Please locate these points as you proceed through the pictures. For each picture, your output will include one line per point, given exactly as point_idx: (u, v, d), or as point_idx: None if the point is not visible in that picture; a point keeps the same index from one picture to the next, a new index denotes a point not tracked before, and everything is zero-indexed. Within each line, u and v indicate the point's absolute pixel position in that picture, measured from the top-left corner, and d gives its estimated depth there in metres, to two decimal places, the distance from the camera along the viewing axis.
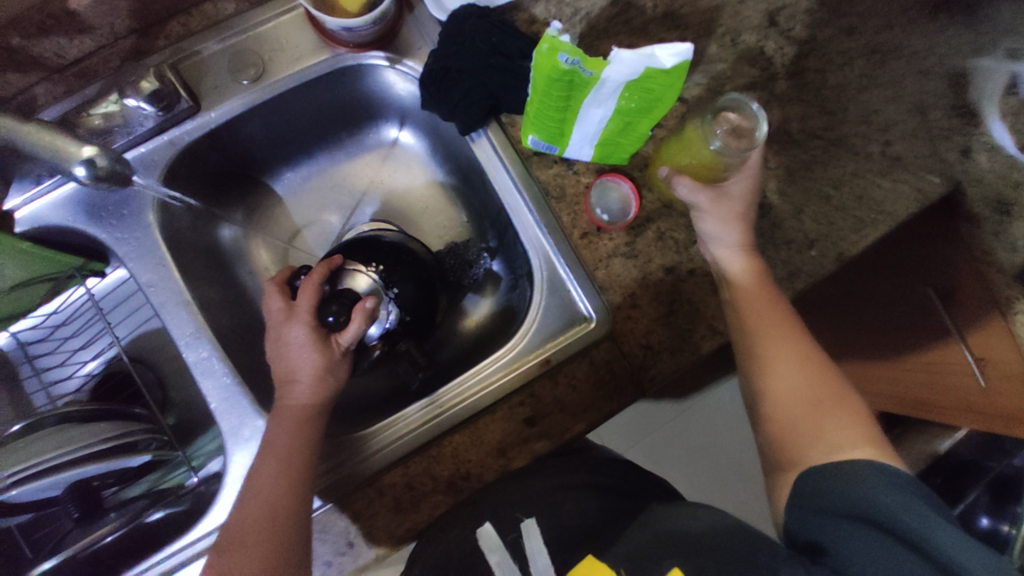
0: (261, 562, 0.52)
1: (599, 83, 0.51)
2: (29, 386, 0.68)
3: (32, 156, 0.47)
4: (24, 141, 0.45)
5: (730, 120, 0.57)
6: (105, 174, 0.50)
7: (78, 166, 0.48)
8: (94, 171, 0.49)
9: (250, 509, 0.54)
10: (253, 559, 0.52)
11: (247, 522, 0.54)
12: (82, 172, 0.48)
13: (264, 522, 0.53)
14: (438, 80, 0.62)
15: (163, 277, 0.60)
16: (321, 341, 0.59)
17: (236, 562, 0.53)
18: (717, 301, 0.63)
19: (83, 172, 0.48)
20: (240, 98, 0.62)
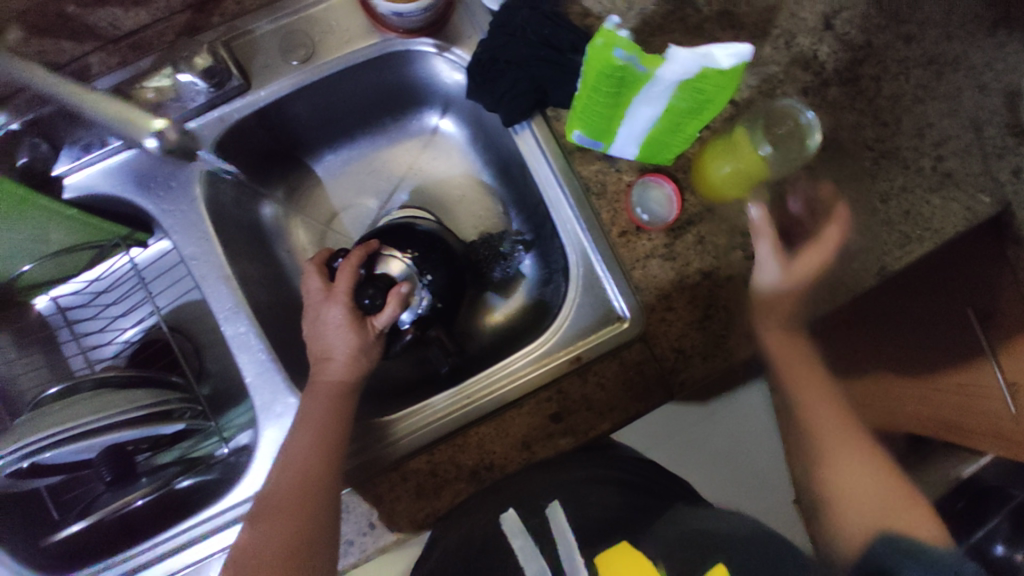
0: (293, 535, 0.54)
1: (652, 80, 0.50)
2: (68, 350, 0.71)
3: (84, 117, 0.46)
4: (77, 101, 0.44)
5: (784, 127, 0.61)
6: (162, 142, 0.48)
7: (144, 134, 0.46)
8: (158, 139, 0.48)
9: (284, 480, 0.56)
10: (286, 529, 0.54)
11: (277, 496, 0.56)
12: (146, 140, 0.47)
13: (297, 494, 0.55)
14: (485, 71, 0.62)
15: (205, 251, 0.62)
16: (358, 322, 0.62)
17: (270, 530, 0.55)
18: (753, 308, 0.63)
19: (149, 139, 0.47)
20: (288, 79, 0.62)
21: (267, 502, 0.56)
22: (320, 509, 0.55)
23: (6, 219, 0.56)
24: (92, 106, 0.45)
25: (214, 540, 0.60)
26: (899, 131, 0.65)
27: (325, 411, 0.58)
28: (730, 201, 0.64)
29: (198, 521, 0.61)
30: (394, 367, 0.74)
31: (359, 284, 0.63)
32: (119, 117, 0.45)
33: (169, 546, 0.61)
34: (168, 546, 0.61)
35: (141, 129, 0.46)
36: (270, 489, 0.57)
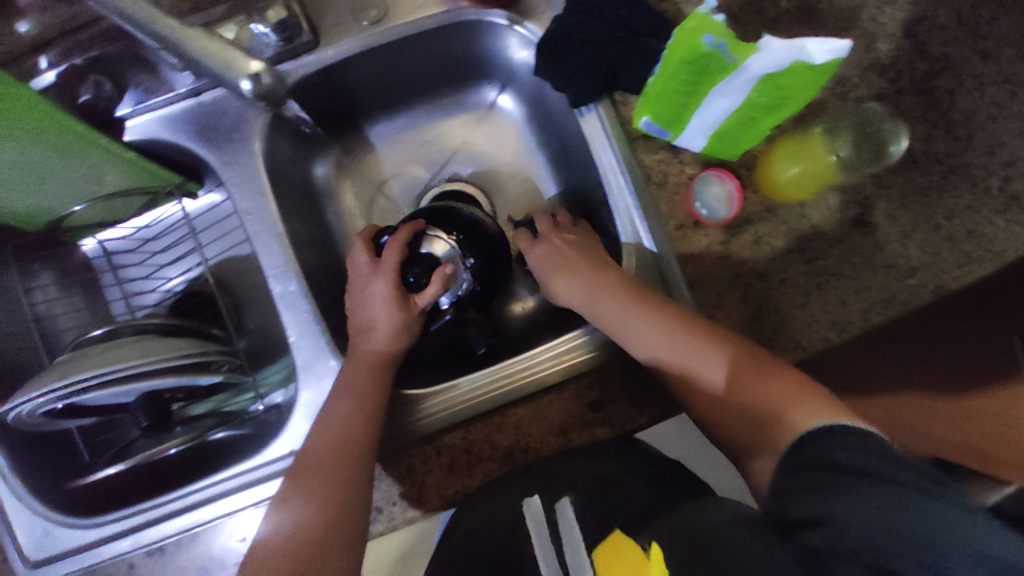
0: (328, 496, 0.53)
1: (738, 70, 0.48)
2: (110, 295, 0.71)
3: (210, 72, 0.39)
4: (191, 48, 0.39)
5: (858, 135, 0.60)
6: (267, 94, 0.38)
7: (241, 78, 0.37)
8: (259, 90, 0.38)
9: (321, 442, 0.56)
10: (320, 489, 0.54)
11: (314, 454, 0.56)
12: (245, 86, 0.37)
13: (335, 457, 0.55)
14: (558, 48, 0.61)
15: (260, 207, 0.61)
16: (400, 300, 0.62)
17: (306, 486, 0.55)
18: (804, 313, 0.62)
19: (245, 85, 0.37)
20: (356, 39, 0.61)
21: (303, 463, 0.56)
22: (357, 474, 0.55)
23: (63, 155, 0.56)
24: (198, 53, 0.39)
25: (246, 495, 0.60)
26: (970, 147, 0.63)
27: (367, 380, 0.58)
28: (791, 202, 0.62)
29: (229, 475, 0.60)
30: (429, 341, 0.74)
31: (405, 260, 0.64)
32: (219, 60, 0.38)
33: (198, 497, 0.60)
34: (197, 497, 0.60)
35: (242, 74, 0.38)
36: (307, 448, 0.57)
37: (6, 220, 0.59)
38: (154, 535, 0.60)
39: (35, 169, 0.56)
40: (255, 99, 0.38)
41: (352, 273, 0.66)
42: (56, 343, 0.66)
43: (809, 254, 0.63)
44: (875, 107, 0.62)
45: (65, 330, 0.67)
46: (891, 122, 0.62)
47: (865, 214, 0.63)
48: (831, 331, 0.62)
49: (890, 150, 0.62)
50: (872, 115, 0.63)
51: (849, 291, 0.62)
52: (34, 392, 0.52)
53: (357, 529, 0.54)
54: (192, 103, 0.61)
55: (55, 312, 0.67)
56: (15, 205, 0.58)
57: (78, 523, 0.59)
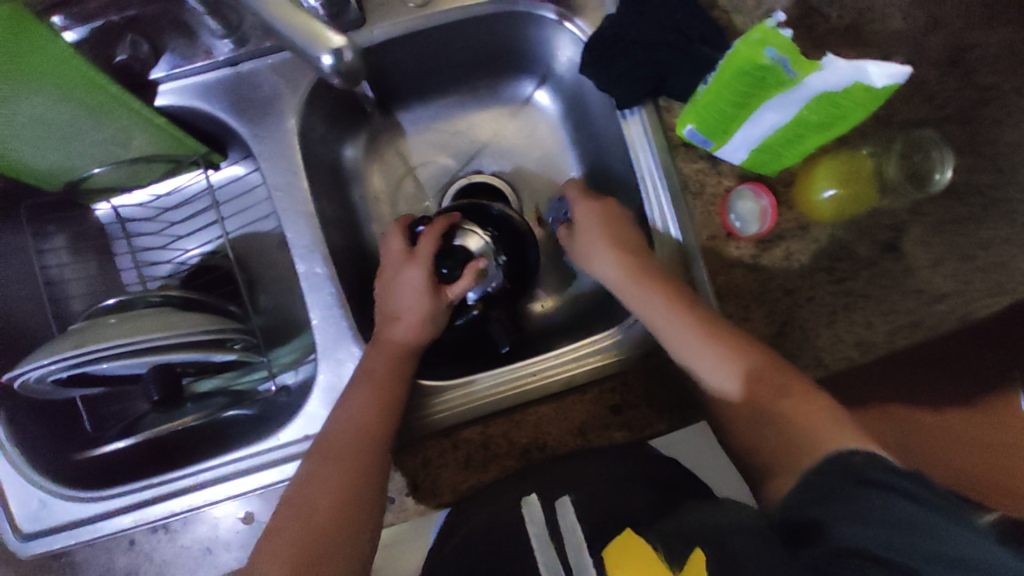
0: (343, 480, 0.53)
1: (795, 87, 0.49)
2: (121, 263, 0.69)
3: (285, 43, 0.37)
4: (268, 14, 0.36)
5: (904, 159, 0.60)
6: (346, 72, 0.36)
7: (323, 53, 0.35)
8: (340, 66, 0.36)
9: (339, 425, 0.55)
10: (335, 473, 0.53)
11: (332, 438, 0.55)
12: (327, 61, 0.36)
13: (353, 441, 0.54)
14: (607, 47, 0.60)
15: (290, 184, 0.60)
16: (433, 288, 0.63)
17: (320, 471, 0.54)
18: (828, 333, 0.63)
19: (327, 60, 0.35)
20: (403, 21, 0.60)
21: (320, 450, 0.55)
22: (377, 465, 0.54)
23: (92, 115, 0.54)
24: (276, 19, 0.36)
25: (254, 478, 0.58)
26: (1008, 180, 0.62)
27: (387, 366, 0.58)
28: (825, 222, 0.62)
29: (240, 455, 0.59)
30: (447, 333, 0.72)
31: (439, 252, 0.65)
32: (300, 30, 0.36)
33: (210, 476, 0.58)
34: (206, 475, 0.58)
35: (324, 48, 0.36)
36: (324, 435, 0.56)
37: (27, 177, 0.57)
38: (160, 512, 0.58)
39: (63, 127, 0.54)
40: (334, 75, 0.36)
41: (384, 258, 0.66)
42: (64, 310, 0.63)
43: (838, 274, 0.63)
44: (921, 134, 0.59)
45: (75, 297, 0.64)
46: (941, 149, 0.59)
47: (897, 239, 0.63)
48: (854, 351, 0.63)
49: (935, 179, 0.59)
50: (919, 141, 0.60)
51: (876, 313, 0.63)
52: (49, 358, 0.50)
53: (372, 519, 0.53)
54: (228, 72, 0.59)
55: (65, 278, 0.64)
56: (36, 163, 0.56)
57: (76, 496, 0.57)
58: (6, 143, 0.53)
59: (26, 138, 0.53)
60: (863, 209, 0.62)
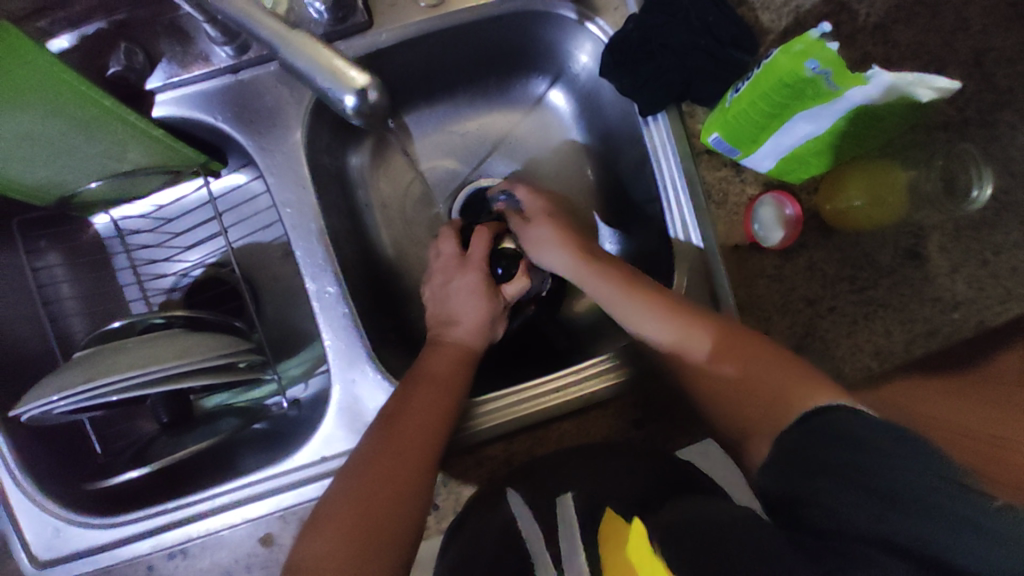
0: (400, 488, 0.52)
1: (835, 100, 0.48)
2: (123, 278, 0.67)
3: (304, 81, 0.36)
4: (284, 48, 0.35)
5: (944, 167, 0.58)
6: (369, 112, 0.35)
7: (348, 94, 0.34)
8: (363, 107, 0.34)
9: (399, 428, 0.54)
10: (391, 483, 0.52)
11: (387, 443, 0.54)
12: (350, 101, 0.34)
13: (415, 447, 0.53)
14: (632, 50, 0.57)
15: (301, 198, 0.57)
16: (490, 291, 0.63)
17: (370, 481, 0.52)
18: (849, 343, 0.62)
19: (351, 101, 0.34)
20: (415, 22, 0.57)
21: (358, 466, 0.53)
22: (419, 486, 0.53)
23: (84, 129, 0.51)
24: (300, 56, 0.35)
25: (272, 500, 0.57)
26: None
27: (452, 371, 0.58)
28: (848, 231, 0.61)
29: (257, 479, 0.58)
30: None
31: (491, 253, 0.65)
32: (323, 70, 0.34)
33: (226, 500, 0.57)
34: (223, 499, 0.57)
35: (348, 87, 0.34)
36: (364, 450, 0.54)
37: (18, 195, 0.54)
38: (178, 537, 0.57)
39: (56, 143, 0.50)
40: (356, 114, 0.35)
41: (434, 263, 0.66)
42: (65, 329, 0.61)
43: (860, 282, 0.62)
44: (964, 150, 0.57)
45: (73, 316, 0.62)
46: (979, 168, 0.56)
47: (918, 245, 0.62)
48: (872, 361, 0.62)
49: (970, 198, 0.57)
50: (957, 155, 0.58)
51: (895, 322, 0.62)
52: (59, 394, 0.49)
53: (410, 540, 0.52)
54: (228, 79, 0.56)
55: (61, 295, 0.61)
56: (24, 180, 0.53)
57: (92, 524, 0.55)
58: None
59: (17, 155, 0.50)
60: (887, 220, 0.60)
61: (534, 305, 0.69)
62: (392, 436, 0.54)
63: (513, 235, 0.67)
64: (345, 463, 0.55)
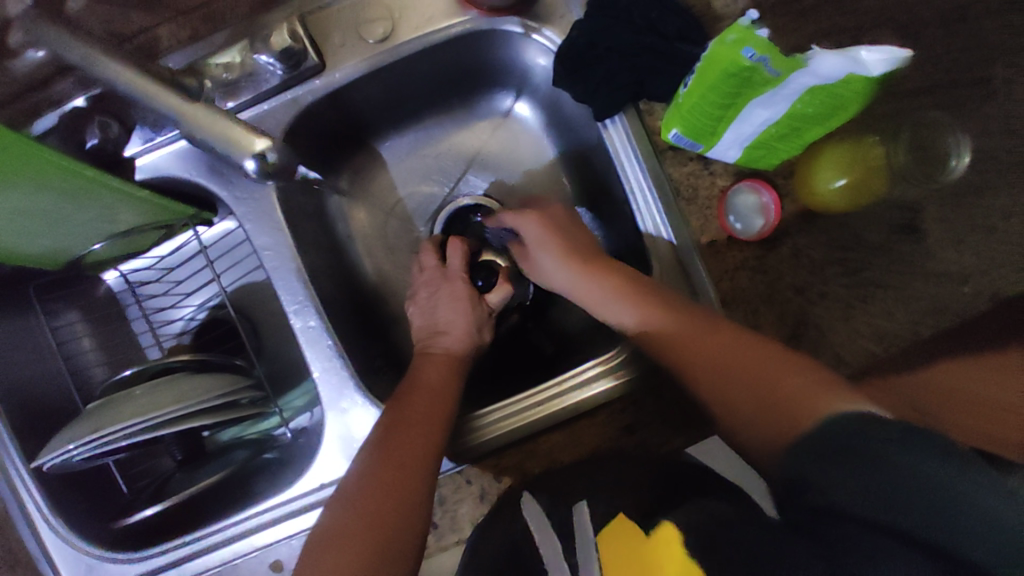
0: (397, 509, 0.53)
1: (782, 83, 0.45)
2: (136, 327, 0.71)
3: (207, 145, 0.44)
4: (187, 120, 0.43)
5: (921, 139, 0.56)
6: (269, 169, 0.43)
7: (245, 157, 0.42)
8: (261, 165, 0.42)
9: (392, 448, 0.55)
10: (388, 504, 0.53)
11: (381, 467, 0.54)
12: (247, 165, 0.42)
13: (408, 465, 0.54)
14: (580, 56, 0.57)
15: (278, 242, 0.60)
16: (472, 298, 0.62)
17: (369, 504, 0.53)
18: (846, 329, 0.59)
19: (250, 164, 0.42)
20: (366, 59, 0.58)
21: (358, 480, 0.55)
22: (419, 496, 0.54)
23: (78, 198, 0.55)
24: (206, 131, 0.43)
25: (281, 527, 0.61)
26: None
27: (444, 382, 0.59)
28: (833, 213, 0.59)
29: (264, 508, 0.61)
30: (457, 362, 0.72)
31: (471, 265, 0.64)
32: (225, 140, 0.43)
33: (239, 529, 0.61)
34: (237, 529, 0.61)
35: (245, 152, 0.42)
36: (364, 467, 0.55)
37: (24, 263, 0.59)
38: (197, 567, 0.60)
39: (47, 214, 0.55)
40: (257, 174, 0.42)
41: (418, 276, 0.65)
42: (85, 381, 0.66)
43: (851, 265, 0.59)
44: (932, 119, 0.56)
45: (91, 367, 0.67)
46: (952, 133, 0.56)
47: (915, 220, 0.58)
48: (873, 345, 0.58)
49: (950, 166, 0.56)
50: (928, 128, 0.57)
51: (893, 302, 0.59)
52: (73, 443, 0.54)
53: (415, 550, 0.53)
54: None
55: (82, 348, 0.67)
56: (34, 248, 0.58)
57: (120, 558, 0.59)
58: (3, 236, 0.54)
59: (17, 227, 0.55)
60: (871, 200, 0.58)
61: (516, 314, 0.70)
62: (388, 449, 0.55)
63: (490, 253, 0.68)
64: (343, 487, 0.56)
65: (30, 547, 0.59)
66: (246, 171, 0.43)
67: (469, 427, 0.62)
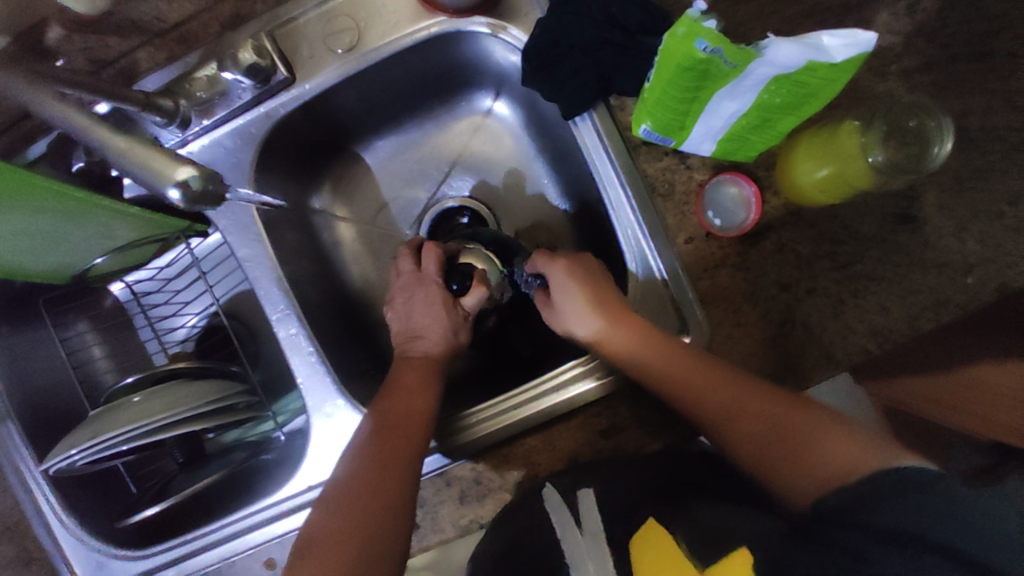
0: (381, 511, 0.52)
1: (742, 74, 0.43)
2: (143, 334, 0.75)
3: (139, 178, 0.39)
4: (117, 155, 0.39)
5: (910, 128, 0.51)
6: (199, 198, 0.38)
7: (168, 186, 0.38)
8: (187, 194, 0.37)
9: (369, 453, 0.55)
10: (368, 509, 0.52)
11: (358, 474, 0.54)
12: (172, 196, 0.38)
13: (386, 468, 0.54)
14: (544, 55, 0.56)
15: (259, 252, 0.62)
16: (447, 302, 0.62)
17: (347, 510, 0.53)
18: (836, 325, 0.56)
19: (172, 193, 0.36)
20: (335, 69, 0.59)
21: (344, 482, 0.54)
22: (403, 497, 0.54)
23: (73, 219, 0.58)
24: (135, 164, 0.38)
25: (273, 527, 0.63)
26: None
27: (421, 386, 0.59)
28: (819, 205, 0.56)
29: (257, 509, 0.63)
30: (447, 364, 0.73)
31: (447, 268, 0.64)
32: (146, 168, 0.37)
33: (235, 529, 0.63)
34: (232, 529, 0.63)
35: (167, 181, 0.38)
36: (345, 471, 0.55)
37: (32, 279, 0.63)
38: (198, 564, 0.64)
39: (44, 235, 0.58)
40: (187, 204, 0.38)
41: (395, 281, 0.65)
42: (93, 387, 0.70)
43: (841, 258, 0.56)
44: (912, 102, 0.51)
45: (101, 375, 0.71)
46: (933, 117, 0.50)
47: (911, 208, 0.55)
48: (868, 342, 0.55)
49: (932, 154, 0.50)
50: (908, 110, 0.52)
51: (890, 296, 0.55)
52: (76, 449, 0.57)
53: (402, 548, 0.53)
54: None
55: (93, 357, 0.71)
56: (39, 266, 0.62)
57: (126, 556, 0.63)
58: (8, 257, 0.58)
59: (20, 249, 0.58)
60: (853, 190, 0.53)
61: (494, 319, 0.69)
62: (373, 450, 0.55)
63: (468, 250, 0.65)
64: (324, 493, 0.56)
65: (46, 546, 0.63)
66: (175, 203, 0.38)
67: (454, 427, 0.63)
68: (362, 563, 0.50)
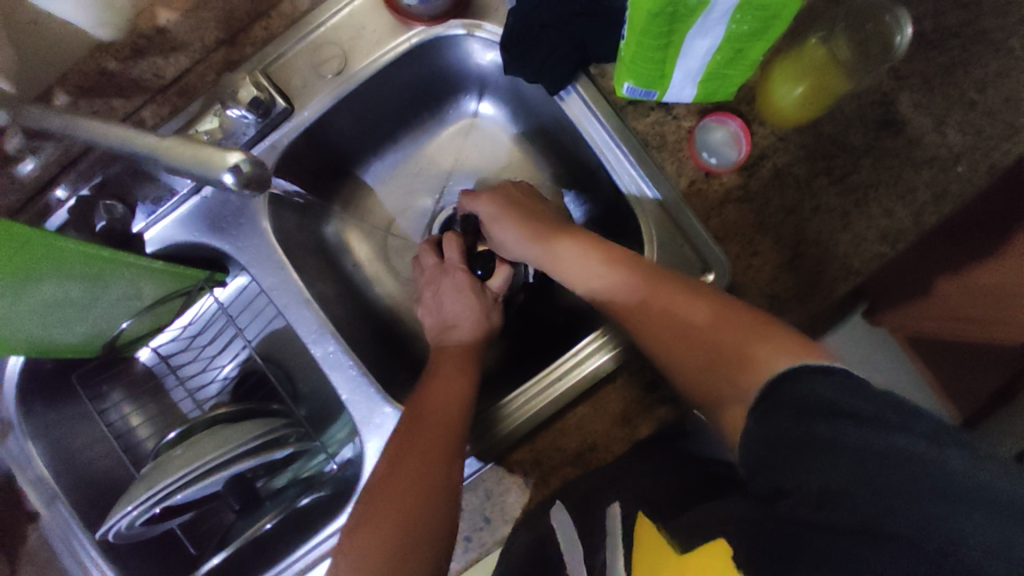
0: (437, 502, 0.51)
1: (709, 7, 0.45)
2: (176, 395, 0.74)
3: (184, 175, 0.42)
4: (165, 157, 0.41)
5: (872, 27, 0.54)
6: (249, 180, 0.41)
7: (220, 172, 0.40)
8: (242, 178, 0.41)
9: (425, 438, 0.54)
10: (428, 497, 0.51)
11: (407, 470, 0.53)
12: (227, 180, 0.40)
13: (442, 454, 0.53)
14: (521, 41, 0.60)
15: (284, 279, 0.64)
16: (475, 286, 0.65)
17: (400, 501, 0.51)
18: (849, 238, 0.57)
19: (229, 177, 0.40)
20: (328, 93, 0.62)
21: (397, 487, 0.52)
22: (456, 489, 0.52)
23: (100, 280, 0.59)
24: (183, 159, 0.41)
25: None
26: (980, 12, 0.57)
27: (463, 369, 0.60)
28: (806, 126, 0.58)
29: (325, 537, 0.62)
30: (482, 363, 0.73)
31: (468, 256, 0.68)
32: (199, 162, 0.40)
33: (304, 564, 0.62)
34: (302, 564, 0.62)
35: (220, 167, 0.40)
36: (388, 459, 0.54)
37: (65, 354, 0.64)
38: None
39: (73, 301, 0.58)
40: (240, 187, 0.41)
41: (421, 278, 0.68)
42: (137, 454, 0.69)
43: (837, 171, 0.58)
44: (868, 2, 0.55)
45: (143, 441, 0.71)
46: (889, 11, 0.53)
47: (890, 112, 0.58)
48: (884, 246, 0.56)
49: (896, 44, 0.53)
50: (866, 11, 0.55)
51: (893, 199, 0.57)
52: (132, 504, 0.55)
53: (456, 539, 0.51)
54: (197, 199, 0.64)
55: (131, 425, 0.71)
56: (69, 337, 0.62)
57: None
58: (38, 328, 0.58)
59: (51, 320, 0.58)
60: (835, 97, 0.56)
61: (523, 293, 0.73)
62: (428, 444, 0.53)
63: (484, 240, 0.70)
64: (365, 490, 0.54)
65: None
66: (227, 186, 0.41)
67: (495, 419, 0.61)
68: (402, 552, 0.49)
